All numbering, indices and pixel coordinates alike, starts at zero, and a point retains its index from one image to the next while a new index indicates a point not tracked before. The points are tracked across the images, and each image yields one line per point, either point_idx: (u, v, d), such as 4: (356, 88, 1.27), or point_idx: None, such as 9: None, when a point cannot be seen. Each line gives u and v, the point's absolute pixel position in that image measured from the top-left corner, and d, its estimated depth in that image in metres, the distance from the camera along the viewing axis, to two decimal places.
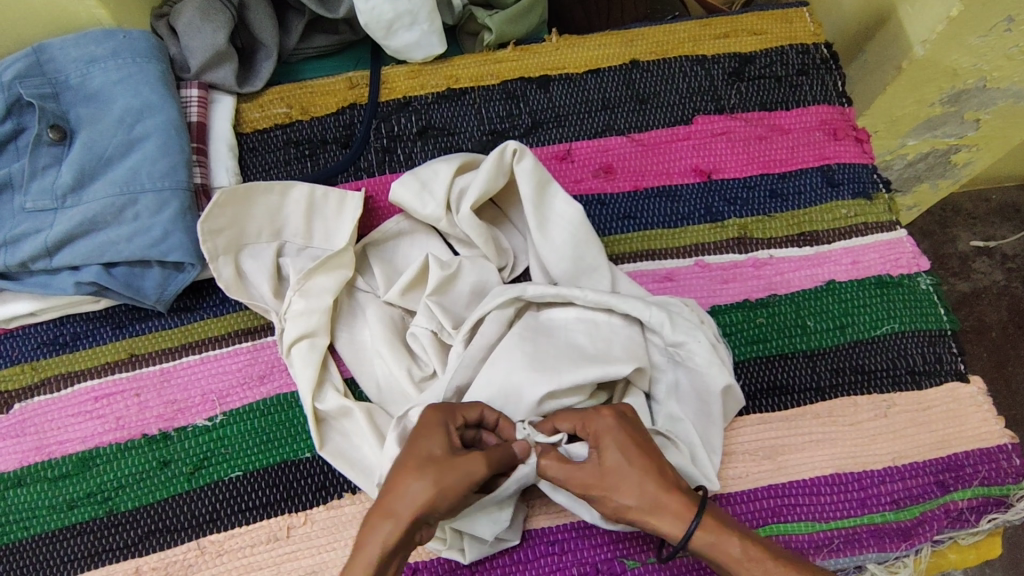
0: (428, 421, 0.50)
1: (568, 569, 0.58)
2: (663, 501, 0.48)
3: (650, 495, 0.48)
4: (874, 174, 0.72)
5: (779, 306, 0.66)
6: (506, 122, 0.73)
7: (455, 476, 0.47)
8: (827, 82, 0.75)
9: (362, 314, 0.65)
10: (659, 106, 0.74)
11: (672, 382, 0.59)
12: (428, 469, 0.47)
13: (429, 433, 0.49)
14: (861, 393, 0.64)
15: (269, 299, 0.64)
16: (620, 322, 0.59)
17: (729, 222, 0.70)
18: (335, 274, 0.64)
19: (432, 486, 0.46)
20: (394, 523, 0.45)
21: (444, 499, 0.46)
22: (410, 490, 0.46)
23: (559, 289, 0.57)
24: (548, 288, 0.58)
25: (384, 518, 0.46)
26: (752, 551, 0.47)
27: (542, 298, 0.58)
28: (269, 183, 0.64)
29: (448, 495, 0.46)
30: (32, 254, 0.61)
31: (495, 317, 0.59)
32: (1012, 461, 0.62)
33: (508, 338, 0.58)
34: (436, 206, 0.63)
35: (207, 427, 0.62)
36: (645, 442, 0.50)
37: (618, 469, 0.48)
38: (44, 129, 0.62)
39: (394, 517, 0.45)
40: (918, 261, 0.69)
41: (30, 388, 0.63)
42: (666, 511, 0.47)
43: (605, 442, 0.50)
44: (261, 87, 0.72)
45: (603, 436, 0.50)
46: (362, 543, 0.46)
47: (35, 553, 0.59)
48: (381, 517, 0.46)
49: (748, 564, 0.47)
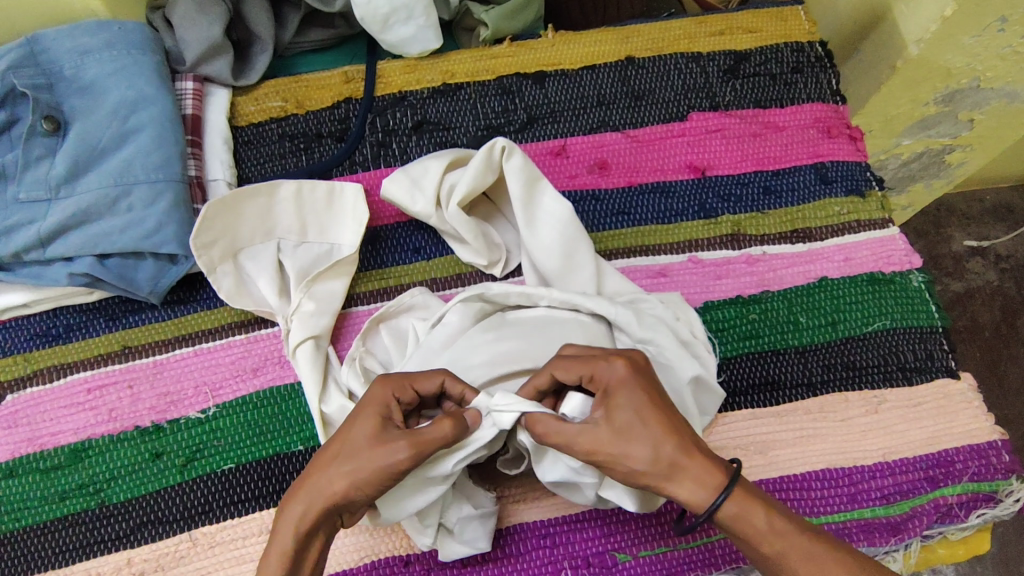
0: (370, 397, 0.49)
1: (560, 562, 0.58)
2: (680, 464, 0.46)
3: (664, 457, 0.46)
4: (867, 172, 0.73)
5: (772, 302, 0.67)
6: (501, 117, 0.73)
7: (374, 461, 0.46)
8: (822, 80, 0.76)
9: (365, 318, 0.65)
10: (654, 103, 0.74)
11: None
12: (343, 459, 0.47)
13: (364, 413, 0.49)
14: (852, 388, 0.64)
15: (273, 301, 0.63)
16: (589, 319, 0.59)
17: (723, 219, 0.70)
18: (338, 277, 0.65)
19: (349, 476, 0.46)
20: (305, 501, 0.47)
21: (358, 491, 0.46)
22: (327, 476, 0.47)
23: (523, 288, 0.59)
24: (512, 286, 0.59)
25: (293, 494, 0.47)
26: (777, 522, 0.46)
27: (507, 297, 0.59)
28: (256, 185, 0.64)
29: (365, 487, 0.46)
30: (25, 245, 0.61)
31: (458, 310, 0.59)
32: (1001, 458, 0.62)
33: (472, 332, 0.57)
34: (426, 202, 0.64)
35: (199, 420, 0.62)
36: (660, 398, 0.48)
37: (631, 427, 0.46)
38: (38, 120, 0.62)
39: (307, 501, 0.47)
40: (911, 259, 0.69)
41: (23, 379, 0.63)
42: (684, 476, 0.46)
43: (618, 396, 0.47)
44: (256, 80, 0.72)
45: (616, 385, 0.48)
46: (278, 528, 0.47)
47: (27, 545, 0.59)
48: (292, 503, 0.47)
49: (773, 535, 0.45)
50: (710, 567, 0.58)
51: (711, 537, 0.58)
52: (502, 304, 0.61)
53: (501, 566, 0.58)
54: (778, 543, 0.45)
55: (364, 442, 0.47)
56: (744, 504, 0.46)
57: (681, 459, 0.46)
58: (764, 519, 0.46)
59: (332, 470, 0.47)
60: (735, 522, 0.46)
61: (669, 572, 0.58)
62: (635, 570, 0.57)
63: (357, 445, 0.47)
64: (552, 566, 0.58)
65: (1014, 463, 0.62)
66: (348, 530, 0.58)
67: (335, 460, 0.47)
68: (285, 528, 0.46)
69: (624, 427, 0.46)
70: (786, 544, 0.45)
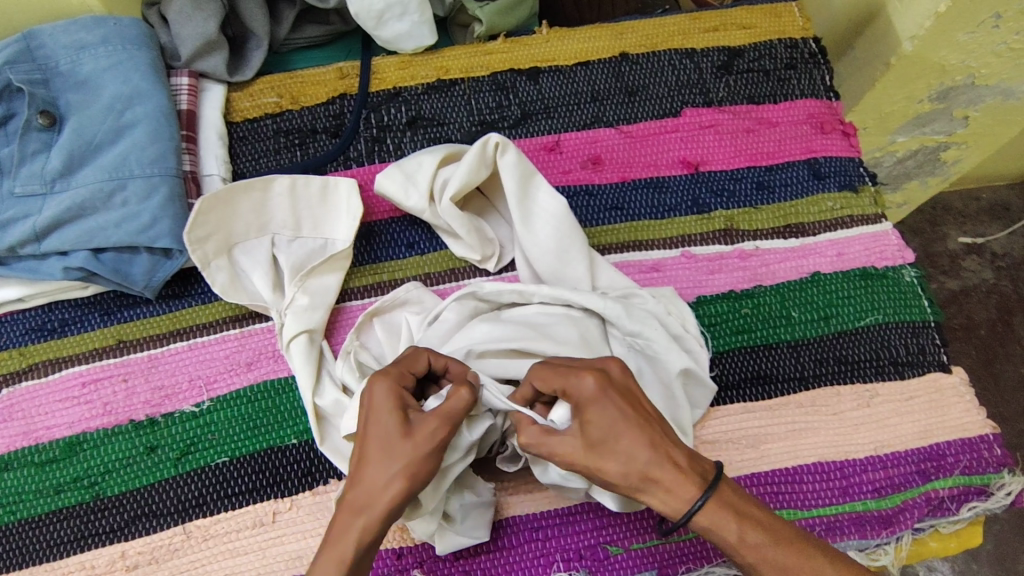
0: (380, 394, 0.48)
1: (552, 555, 0.58)
2: (654, 475, 0.46)
3: (636, 469, 0.46)
4: (860, 167, 0.73)
5: (765, 297, 0.67)
6: (495, 113, 0.73)
7: (420, 449, 0.45)
8: (815, 76, 0.76)
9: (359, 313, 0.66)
10: (648, 99, 0.74)
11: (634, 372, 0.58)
12: (392, 456, 0.45)
13: (385, 408, 0.47)
14: (844, 382, 0.64)
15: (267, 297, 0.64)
16: (580, 314, 0.59)
17: (716, 214, 0.70)
18: (332, 272, 0.65)
19: (403, 470, 0.45)
20: (367, 502, 0.44)
21: (416, 478, 0.45)
22: (381, 475, 0.45)
23: (515, 285, 0.59)
24: (503, 284, 0.60)
25: (354, 505, 0.45)
26: (749, 536, 0.45)
27: (499, 295, 0.60)
28: (250, 180, 0.64)
29: (421, 473, 0.45)
30: (20, 239, 0.61)
31: (454, 309, 0.60)
32: (992, 451, 0.62)
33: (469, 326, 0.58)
34: (419, 198, 0.64)
35: (194, 413, 0.62)
36: (639, 409, 0.47)
37: (604, 441, 0.46)
38: (34, 115, 0.62)
39: (367, 509, 0.44)
40: (903, 254, 0.69)
41: (18, 373, 0.63)
42: (655, 486, 0.46)
43: (589, 413, 0.47)
44: (252, 76, 0.72)
45: (587, 404, 0.47)
46: (338, 538, 0.44)
47: (22, 537, 0.59)
48: (351, 515, 0.44)
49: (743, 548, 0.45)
50: (701, 560, 0.58)
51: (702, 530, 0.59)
52: (495, 302, 0.61)
53: (493, 559, 0.58)
54: (750, 555, 0.45)
55: (399, 434, 0.46)
56: (718, 516, 0.45)
57: (652, 473, 0.46)
58: (737, 532, 0.45)
59: (384, 468, 0.45)
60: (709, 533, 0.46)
61: (660, 564, 0.58)
62: (626, 562, 0.58)
63: (393, 437, 0.46)
64: (544, 558, 0.58)
65: (1006, 456, 0.62)
66: None
67: (383, 457, 0.45)
68: (348, 542, 0.44)
69: (596, 441, 0.47)
70: (759, 555, 0.45)
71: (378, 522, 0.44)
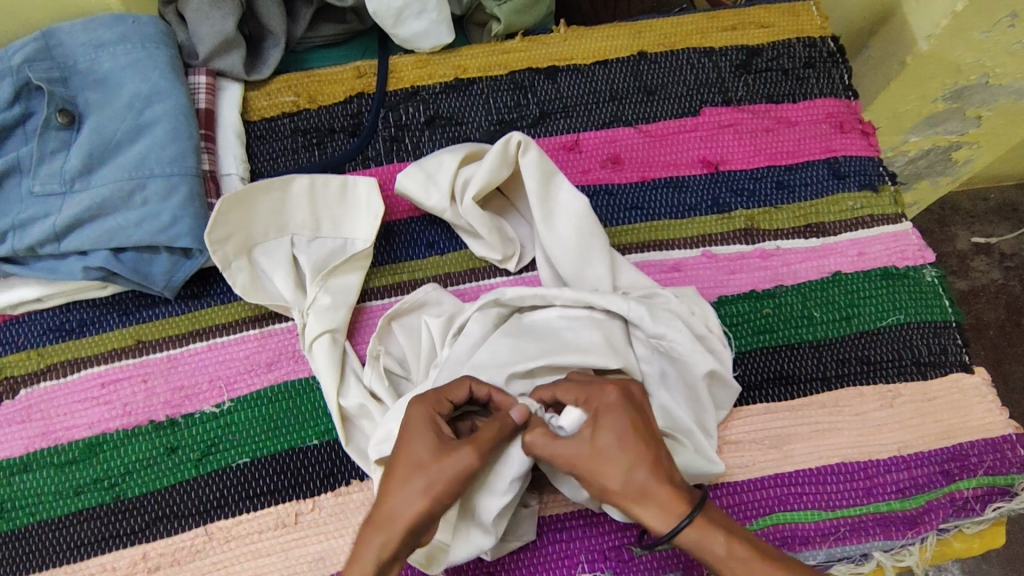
0: (413, 416, 0.50)
1: (577, 556, 0.58)
2: (651, 488, 0.46)
3: (638, 480, 0.46)
4: (880, 167, 0.73)
5: (786, 297, 0.67)
6: (514, 112, 0.73)
7: (448, 472, 0.46)
8: (834, 75, 0.76)
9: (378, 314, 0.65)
10: (667, 98, 0.74)
11: (659, 373, 0.58)
12: (419, 476, 0.46)
13: (415, 431, 0.49)
14: (867, 382, 0.64)
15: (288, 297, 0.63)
16: (602, 317, 0.58)
17: (736, 214, 0.70)
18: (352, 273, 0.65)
19: (424, 495, 0.46)
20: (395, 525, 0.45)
21: (439, 501, 0.46)
22: (407, 496, 0.46)
23: (537, 290, 0.58)
24: (525, 289, 0.58)
25: (379, 525, 0.46)
26: (738, 549, 0.45)
27: (522, 300, 0.59)
28: (269, 181, 0.63)
29: (445, 496, 0.46)
30: (40, 238, 0.60)
31: (478, 319, 0.59)
32: (1016, 451, 0.62)
33: (492, 338, 0.57)
34: (440, 197, 0.64)
35: (214, 414, 0.62)
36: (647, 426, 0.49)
37: (610, 450, 0.47)
38: (53, 114, 0.61)
39: (389, 529, 0.45)
40: (924, 253, 0.69)
41: (36, 374, 0.63)
42: (651, 501, 0.46)
43: (604, 418, 0.48)
44: (269, 75, 0.72)
45: (604, 410, 0.49)
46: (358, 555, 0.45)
47: (43, 538, 0.59)
48: (376, 533, 0.46)
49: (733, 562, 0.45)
50: None
51: None
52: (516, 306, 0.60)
53: (517, 560, 0.58)
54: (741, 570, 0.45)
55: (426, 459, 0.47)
56: (704, 532, 0.45)
57: (650, 484, 0.46)
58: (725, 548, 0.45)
59: (411, 490, 0.46)
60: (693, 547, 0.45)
61: (686, 566, 0.57)
62: (652, 564, 0.57)
63: (426, 461, 0.47)
64: (569, 560, 0.58)
65: None
66: None
67: (410, 479, 0.46)
68: (367, 561, 0.45)
69: (605, 448, 0.47)
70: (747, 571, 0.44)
71: (400, 544, 0.45)
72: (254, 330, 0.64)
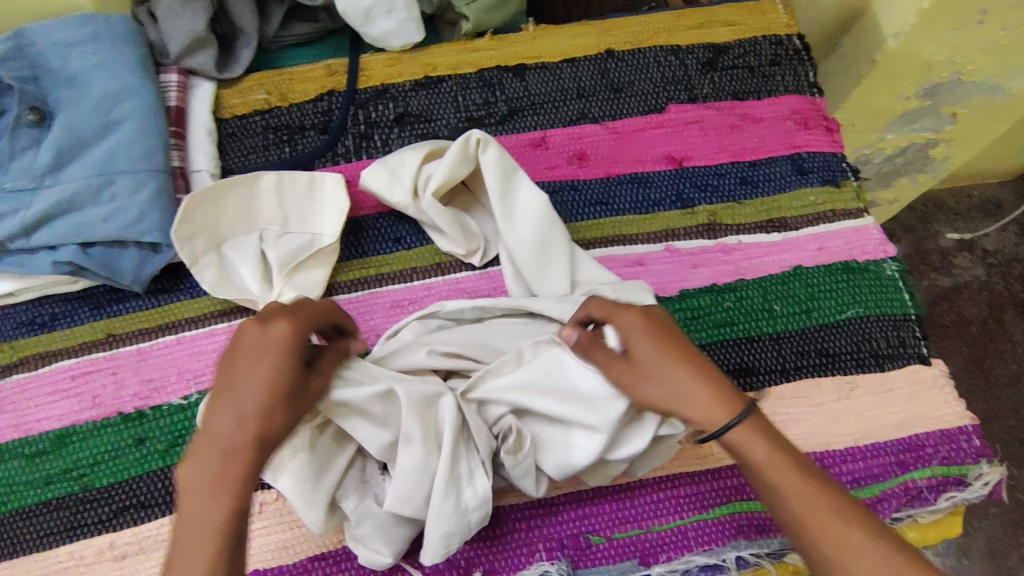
0: (252, 339, 0.47)
1: (534, 544, 0.59)
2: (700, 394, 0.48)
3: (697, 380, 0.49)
4: (843, 162, 0.74)
5: (748, 291, 0.68)
6: (482, 109, 0.74)
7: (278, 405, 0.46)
8: (799, 73, 0.77)
9: (344, 309, 0.66)
10: (633, 95, 0.75)
11: None
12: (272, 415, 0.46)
13: (260, 364, 0.46)
14: (826, 374, 0.65)
15: (256, 290, 0.64)
16: (542, 323, 0.61)
17: (700, 209, 0.71)
18: (318, 267, 0.66)
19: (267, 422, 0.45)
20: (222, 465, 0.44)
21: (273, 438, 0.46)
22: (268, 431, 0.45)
23: (477, 302, 0.60)
24: (466, 302, 0.60)
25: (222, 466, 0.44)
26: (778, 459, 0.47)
27: (461, 311, 0.60)
28: (236, 177, 0.65)
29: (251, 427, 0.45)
30: (10, 233, 0.62)
31: (414, 327, 0.61)
32: (971, 442, 0.63)
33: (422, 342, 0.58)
34: (404, 193, 0.65)
35: (182, 406, 0.63)
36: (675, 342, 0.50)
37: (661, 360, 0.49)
38: (24, 111, 0.63)
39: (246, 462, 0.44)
40: (885, 248, 0.70)
41: (8, 366, 0.64)
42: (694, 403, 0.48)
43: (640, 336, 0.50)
44: (241, 73, 0.73)
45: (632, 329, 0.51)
46: (199, 503, 0.43)
47: (13, 527, 0.60)
48: (196, 469, 0.44)
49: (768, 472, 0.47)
50: (683, 549, 0.59)
51: (684, 520, 0.60)
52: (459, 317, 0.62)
53: (476, 548, 0.58)
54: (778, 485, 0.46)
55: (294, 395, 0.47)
56: (753, 439, 0.47)
57: (697, 395, 0.48)
58: (768, 460, 0.47)
59: (231, 428, 0.45)
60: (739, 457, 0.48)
61: (641, 556, 0.58)
62: (608, 551, 0.58)
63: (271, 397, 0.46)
64: (527, 548, 0.59)
65: (985, 447, 0.63)
66: None
67: (229, 416, 0.45)
68: (207, 504, 0.43)
69: (648, 365, 0.49)
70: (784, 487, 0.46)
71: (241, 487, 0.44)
72: (220, 321, 0.66)
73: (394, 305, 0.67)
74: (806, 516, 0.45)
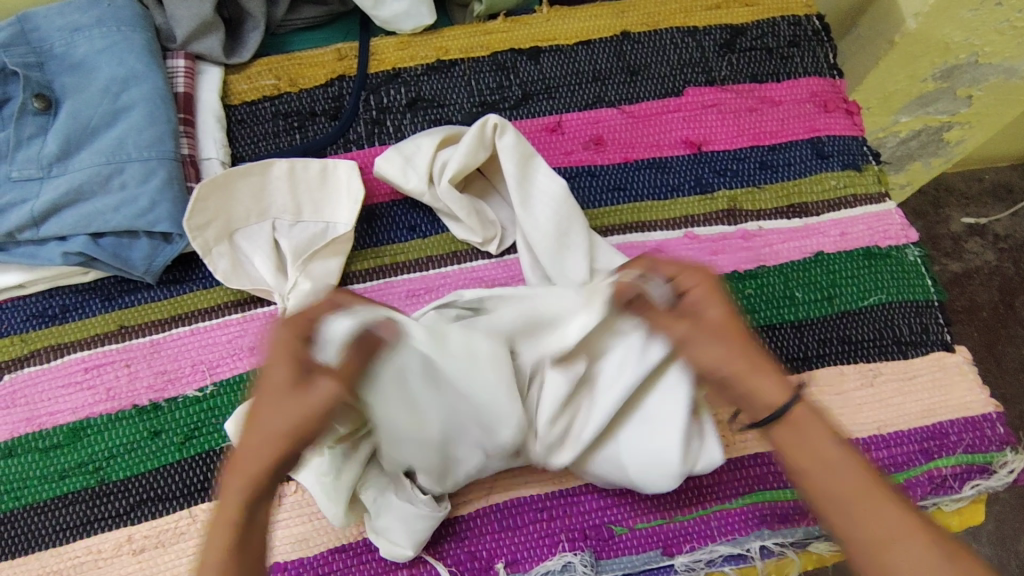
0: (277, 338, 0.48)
1: (556, 535, 0.58)
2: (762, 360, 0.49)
3: (746, 352, 0.49)
4: (864, 146, 0.72)
5: (768, 277, 0.67)
6: (496, 93, 0.72)
7: (283, 400, 0.46)
8: (819, 54, 0.75)
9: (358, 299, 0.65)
10: (650, 78, 0.73)
11: None
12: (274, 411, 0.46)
13: (283, 352, 0.47)
14: (848, 362, 0.64)
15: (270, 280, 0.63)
16: None
17: (719, 194, 0.70)
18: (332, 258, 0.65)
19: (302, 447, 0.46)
20: (262, 448, 0.45)
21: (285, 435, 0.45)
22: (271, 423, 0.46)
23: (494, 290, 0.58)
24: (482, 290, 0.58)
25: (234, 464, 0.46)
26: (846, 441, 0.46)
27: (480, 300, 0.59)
28: (247, 165, 0.63)
29: (263, 426, 0.46)
30: (19, 223, 0.60)
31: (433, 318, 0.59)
32: (995, 429, 0.63)
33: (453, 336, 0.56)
34: (419, 180, 0.63)
35: (198, 398, 0.62)
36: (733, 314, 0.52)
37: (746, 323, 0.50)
38: (30, 98, 0.61)
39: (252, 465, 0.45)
40: (907, 233, 0.69)
41: (21, 359, 0.63)
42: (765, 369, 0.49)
43: (719, 293, 0.51)
44: (250, 58, 0.72)
45: (710, 289, 0.51)
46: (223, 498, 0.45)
47: (29, 521, 0.59)
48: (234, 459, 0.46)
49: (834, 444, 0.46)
50: (706, 539, 0.58)
51: (706, 510, 0.59)
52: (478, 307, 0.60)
53: (498, 539, 0.58)
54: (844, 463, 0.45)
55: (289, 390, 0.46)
56: (808, 418, 0.47)
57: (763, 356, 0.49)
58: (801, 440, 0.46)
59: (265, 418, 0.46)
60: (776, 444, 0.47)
61: (665, 545, 0.58)
62: (631, 542, 0.58)
63: (281, 391, 0.46)
64: (549, 540, 0.58)
65: (1009, 434, 0.63)
66: None
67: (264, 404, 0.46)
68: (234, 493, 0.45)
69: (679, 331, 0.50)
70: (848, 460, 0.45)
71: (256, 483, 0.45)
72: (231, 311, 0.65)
73: (411, 294, 0.66)
74: (837, 496, 0.44)
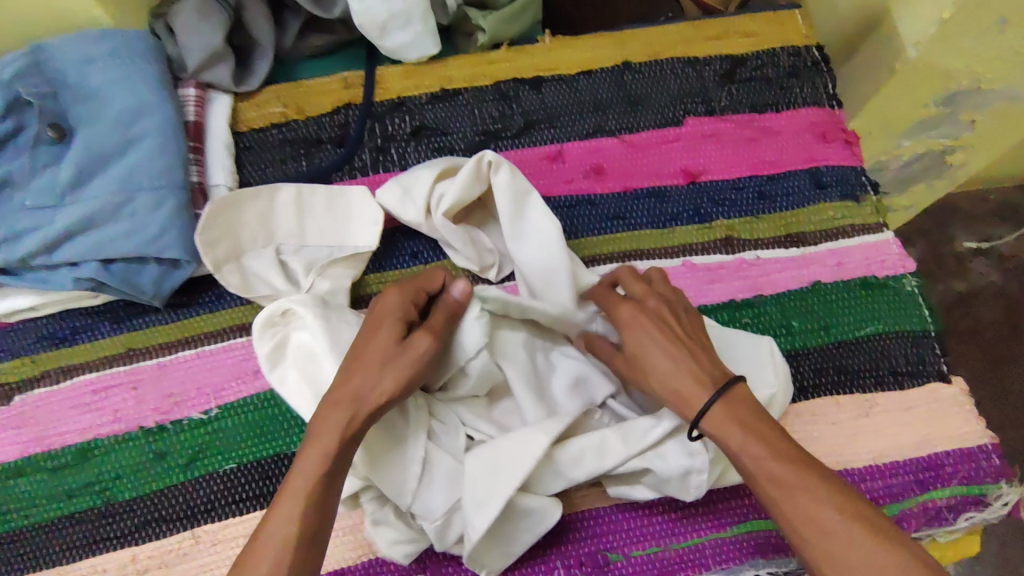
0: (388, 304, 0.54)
1: (552, 562, 0.59)
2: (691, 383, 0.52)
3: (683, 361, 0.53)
4: (862, 177, 0.73)
5: (764, 307, 0.67)
6: (498, 122, 0.74)
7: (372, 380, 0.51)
8: (818, 84, 0.76)
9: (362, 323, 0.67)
10: (650, 108, 0.75)
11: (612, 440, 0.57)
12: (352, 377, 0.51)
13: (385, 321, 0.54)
14: (845, 392, 0.65)
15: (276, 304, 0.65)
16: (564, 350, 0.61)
17: (717, 223, 0.71)
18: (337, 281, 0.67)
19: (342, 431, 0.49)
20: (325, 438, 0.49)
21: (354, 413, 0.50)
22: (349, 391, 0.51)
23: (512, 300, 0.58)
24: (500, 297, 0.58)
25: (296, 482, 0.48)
26: (773, 447, 0.49)
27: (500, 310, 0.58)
28: (256, 188, 0.65)
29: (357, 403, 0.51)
30: (32, 250, 0.62)
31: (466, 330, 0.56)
32: (991, 461, 0.63)
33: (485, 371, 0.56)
34: (416, 211, 0.65)
35: (202, 421, 0.63)
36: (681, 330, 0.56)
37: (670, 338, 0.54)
38: (44, 129, 0.63)
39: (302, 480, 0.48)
40: (904, 263, 0.70)
41: (30, 380, 0.65)
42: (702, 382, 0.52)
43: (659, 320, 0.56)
44: (258, 86, 0.73)
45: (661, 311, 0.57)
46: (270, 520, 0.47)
47: (36, 540, 0.61)
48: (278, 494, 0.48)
49: (771, 453, 0.48)
50: (700, 568, 0.59)
51: (700, 538, 0.60)
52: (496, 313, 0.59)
53: None
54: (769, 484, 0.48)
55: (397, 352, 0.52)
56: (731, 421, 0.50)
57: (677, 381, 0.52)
58: (763, 447, 0.49)
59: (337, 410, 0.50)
60: (735, 443, 0.50)
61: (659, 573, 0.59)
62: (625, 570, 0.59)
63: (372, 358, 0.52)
64: (544, 566, 0.59)
65: (1004, 467, 0.63)
66: (344, 529, 0.59)
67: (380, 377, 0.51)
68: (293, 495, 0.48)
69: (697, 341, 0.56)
70: (760, 467, 0.48)
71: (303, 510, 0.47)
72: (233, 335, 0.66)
73: None
74: (790, 491, 0.47)
